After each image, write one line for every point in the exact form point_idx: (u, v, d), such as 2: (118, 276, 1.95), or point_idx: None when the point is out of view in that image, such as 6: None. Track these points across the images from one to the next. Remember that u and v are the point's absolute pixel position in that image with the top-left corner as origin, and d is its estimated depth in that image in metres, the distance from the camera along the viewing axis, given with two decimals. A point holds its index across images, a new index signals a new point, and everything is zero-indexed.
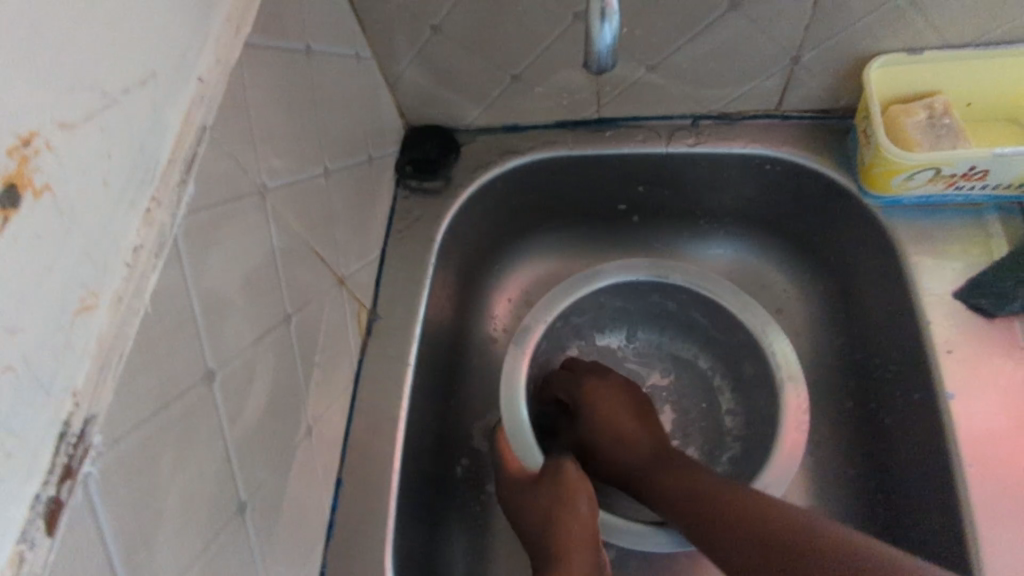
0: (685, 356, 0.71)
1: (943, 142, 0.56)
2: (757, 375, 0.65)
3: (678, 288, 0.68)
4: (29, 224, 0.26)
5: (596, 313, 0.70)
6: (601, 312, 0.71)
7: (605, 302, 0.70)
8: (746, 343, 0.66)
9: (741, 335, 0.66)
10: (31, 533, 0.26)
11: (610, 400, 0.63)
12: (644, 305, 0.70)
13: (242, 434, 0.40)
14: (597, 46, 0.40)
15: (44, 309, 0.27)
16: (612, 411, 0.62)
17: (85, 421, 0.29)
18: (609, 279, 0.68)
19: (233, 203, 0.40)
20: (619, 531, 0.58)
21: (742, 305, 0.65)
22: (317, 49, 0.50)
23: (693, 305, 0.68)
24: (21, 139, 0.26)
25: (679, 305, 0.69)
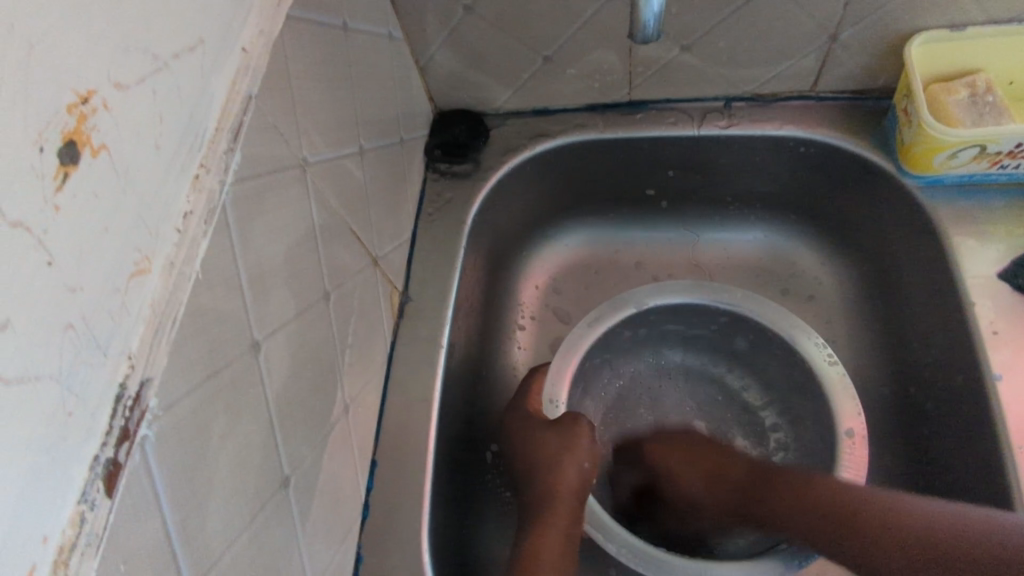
0: (719, 371, 0.70)
1: (986, 120, 0.54)
2: (802, 387, 0.63)
3: (725, 311, 0.66)
4: (88, 183, 0.26)
5: (637, 333, 0.69)
6: (641, 334, 0.69)
7: (650, 324, 0.68)
8: (795, 364, 0.63)
9: (789, 359, 0.64)
10: (91, 494, 0.26)
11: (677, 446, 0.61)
12: (687, 326, 0.68)
13: (284, 407, 0.40)
14: (643, 17, 0.39)
15: (101, 269, 0.27)
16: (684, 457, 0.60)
17: (141, 384, 0.28)
18: (660, 300, 0.65)
19: (276, 174, 0.40)
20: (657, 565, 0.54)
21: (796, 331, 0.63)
22: (354, 25, 0.50)
23: (737, 329, 0.66)
24: (80, 96, 0.26)
25: (724, 329, 0.67)
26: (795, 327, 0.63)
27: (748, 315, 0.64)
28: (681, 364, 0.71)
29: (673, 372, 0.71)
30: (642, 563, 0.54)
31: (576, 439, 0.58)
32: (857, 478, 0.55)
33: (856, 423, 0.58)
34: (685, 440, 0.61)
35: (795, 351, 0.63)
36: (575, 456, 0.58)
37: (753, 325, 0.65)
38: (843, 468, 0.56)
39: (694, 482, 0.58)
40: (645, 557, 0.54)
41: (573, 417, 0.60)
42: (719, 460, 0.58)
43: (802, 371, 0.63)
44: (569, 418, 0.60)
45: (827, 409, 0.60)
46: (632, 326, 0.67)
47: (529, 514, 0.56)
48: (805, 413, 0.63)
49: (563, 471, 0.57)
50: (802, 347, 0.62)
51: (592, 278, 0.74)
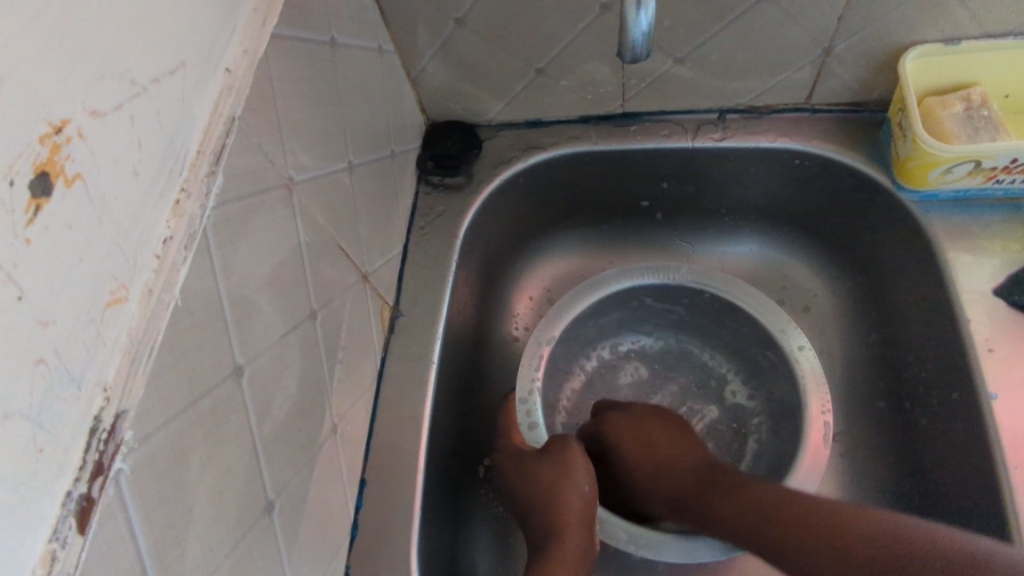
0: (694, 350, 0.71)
1: (982, 134, 0.54)
2: (770, 361, 0.64)
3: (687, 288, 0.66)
4: (61, 214, 0.26)
5: (603, 322, 0.69)
6: (608, 323, 0.70)
7: (618, 306, 0.68)
8: (763, 343, 0.64)
9: (758, 338, 0.64)
10: (63, 531, 0.25)
11: (636, 425, 0.62)
12: (656, 305, 0.69)
13: (269, 430, 0.40)
14: (631, 36, 0.39)
15: (76, 301, 0.26)
16: (638, 441, 0.61)
17: (117, 416, 0.28)
18: (625, 282, 0.66)
19: (260, 195, 0.39)
20: (643, 542, 0.56)
21: (767, 314, 0.63)
22: (342, 41, 0.49)
23: (705, 304, 0.67)
24: (53, 126, 0.25)
25: (690, 307, 0.68)
26: (755, 301, 0.63)
27: (703, 291, 0.65)
28: (656, 348, 0.72)
29: (648, 356, 0.72)
30: (631, 543, 0.56)
31: (572, 463, 0.58)
32: (816, 463, 0.56)
33: (821, 400, 0.59)
34: (650, 427, 0.62)
35: (765, 333, 0.63)
36: (574, 481, 0.56)
37: (716, 301, 0.65)
38: (804, 444, 0.57)
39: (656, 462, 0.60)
40: (635, 538, 0.56)
41: (563, 439, 0.59)
42: (674, 458, 0.60)
43: (770, 351, 0.64)
44: (559, 441, 0.59)
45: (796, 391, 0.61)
46: (595, 314, 0.67)
47: (537, 546, 0.55)
48: (777, 392, 0.64)
49: (571, 484, 0.56)
50: (767, 322, 0.63)
51: None
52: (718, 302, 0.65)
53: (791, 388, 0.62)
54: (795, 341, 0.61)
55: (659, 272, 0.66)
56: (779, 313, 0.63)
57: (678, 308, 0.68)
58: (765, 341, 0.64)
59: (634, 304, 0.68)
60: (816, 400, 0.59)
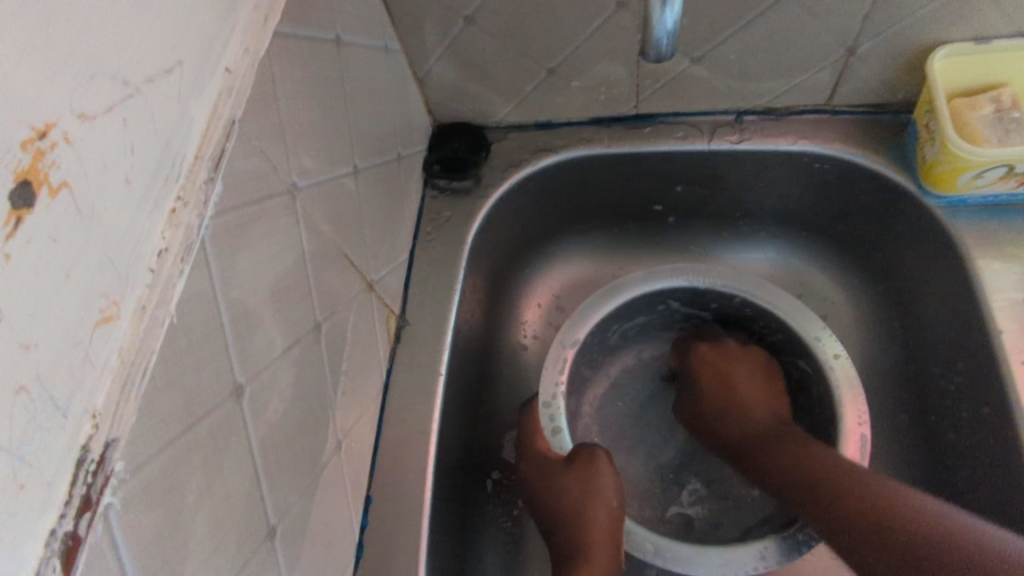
0: None
1: (1014, 137, 0.52)
2: (803, 368, 0.62)
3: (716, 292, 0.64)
4: (45, 226, 0.23)
5: (626, 326, 0.67)
6: (631, 326, 0.67)
7: (642, 311, 0.66)
8: (795, 349, 0.62)
9: (790, 343, 0.62)
10: (46, 574, 0.23)
11: (722, 360, 0.63)
12: (682, 310, 0.66)
13: (271, 452, 0.38)
14: (656, 33, 0.36)
15: (61, 322, 0.24)
16: (719, 377, 0.63)
17: (106, 446, 0.26)
18: (650, 286, 0.63)
19: (262, 203, 0.37)
20: (668, 556, 0.55)
21: (802, 319, 0.61)
22: (347, 39, 0.47)
23: (735, 308, 0.65)
24: (37, 130, 0.23)
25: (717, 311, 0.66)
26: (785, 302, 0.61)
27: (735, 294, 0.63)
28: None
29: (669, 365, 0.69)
30: (655, 556, 0.55)
31: (596, 473, 0.57)
32: None
33: (858, 410, 0.56)
34: (732, 368, 0.63)
35: (797, 340, 0.61)
36: (601, 493, 0.56)
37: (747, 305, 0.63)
38: None
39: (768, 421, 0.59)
40: (659, 550, 0.55)
41: (589, 448, 0.58)
42: (754, 410, 0.60)
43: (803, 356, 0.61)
44: (585, 451, 0.58)
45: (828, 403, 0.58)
46: (619, 318, 0.65)
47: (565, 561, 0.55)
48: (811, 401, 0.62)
49: (597, 493, 0.56)
50: (799, 326, 0.61)
51: None
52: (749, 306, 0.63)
53: (825, 397, 0.59)
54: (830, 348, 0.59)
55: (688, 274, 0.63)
56: (813, 316, 0.61)
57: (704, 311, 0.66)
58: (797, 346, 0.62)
59: (659, 307, 0.66)
60: (850, 410, 0.57)
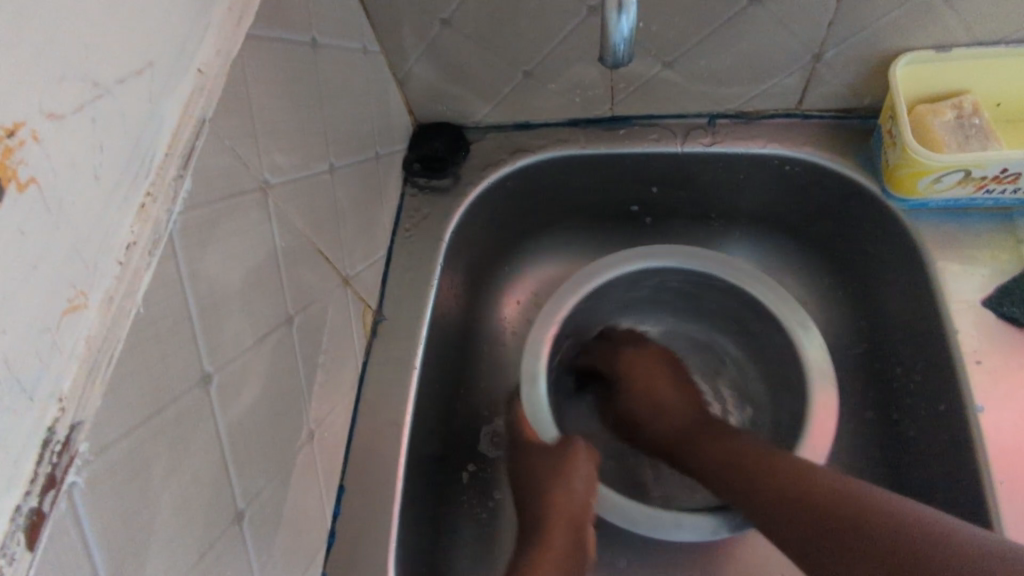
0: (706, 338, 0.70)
1: (972, 143, 0.53)
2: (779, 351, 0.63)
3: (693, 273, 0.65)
4: (14, 219, 0.25)
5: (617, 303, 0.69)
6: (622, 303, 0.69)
7: (627, 288, 0.66)
8: (776, 335, 0.62)
9: (770, 328, 0.63)
10: (11, 547, 0.25)
11: (644, 373, 0.63)
12: (665, 288, 0.67)
13: (240, 439, 0.39)
14: (613, 41, 0.38)
15: (28, 310, 0.26)
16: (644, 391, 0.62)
17: (71, 428, 0.27)
18: (632, 267, 0.64)
19: (232, 199, 0.38)
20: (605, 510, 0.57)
21: (778, 302, 0.61)
22: (323, 41, 0.49)
23: (709, 289, 0.65)
24: (6, 129, 0.24)
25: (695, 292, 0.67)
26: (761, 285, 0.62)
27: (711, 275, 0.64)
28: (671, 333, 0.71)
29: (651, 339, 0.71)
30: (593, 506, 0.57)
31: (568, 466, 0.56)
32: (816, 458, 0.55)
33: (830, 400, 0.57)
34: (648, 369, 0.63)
35: (784, 334, 0.61)
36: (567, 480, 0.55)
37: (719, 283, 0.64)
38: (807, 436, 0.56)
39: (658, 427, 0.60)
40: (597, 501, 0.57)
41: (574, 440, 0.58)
42: (664, 404, 0.61)
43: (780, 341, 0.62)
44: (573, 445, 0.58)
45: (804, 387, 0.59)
46: (600, 296, 0.66)
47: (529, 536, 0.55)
48: (786, 383, 0.62)
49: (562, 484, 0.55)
50: (781, 315, 0.61)
51: None
52: (724, 286, 0.64)
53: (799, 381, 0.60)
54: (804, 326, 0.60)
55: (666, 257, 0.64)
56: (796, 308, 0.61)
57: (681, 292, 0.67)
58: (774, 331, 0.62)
59: (635, 288, 0.67)
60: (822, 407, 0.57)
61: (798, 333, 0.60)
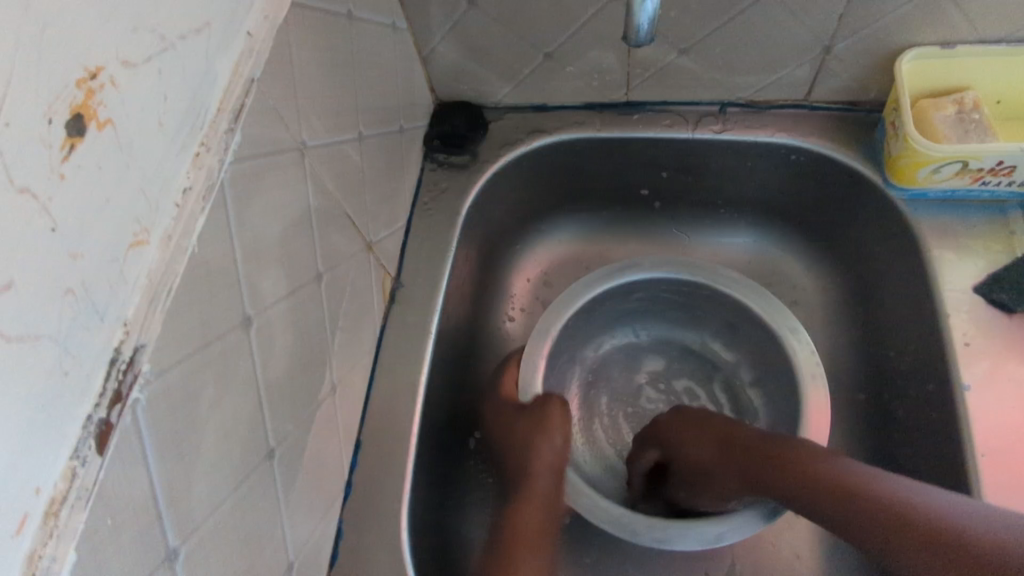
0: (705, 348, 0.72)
1: (971, 137, 0.56)
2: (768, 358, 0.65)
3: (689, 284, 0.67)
4: (93, 155, 0.27)
5: (618, 309, 0.71)
6: (622, 309, 0.71)
7: (619, 300, 0.69)
8: (767, 344, 0.65)
9: (758, 333, 0.65)
10: (83, 451, 0.27)
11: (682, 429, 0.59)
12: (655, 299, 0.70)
13: (273, 382, 0.41)
14: (637, 20, 0.40)
15: (102, 239, 0.28)
16: (697, 430, 0.59)
17: (135, 349, 0.30)
18: (636, 274, 0.67)
19: (274, 156, 0.41)
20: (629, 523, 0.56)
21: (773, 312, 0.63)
22: (358, 15, 0.51)
23: (714, 303, 0.67)
24: (89, 72, 0.27)
25: (697, 304, 0.69)
26: (741, 285, 0.65)
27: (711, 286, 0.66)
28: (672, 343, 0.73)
29: (647, 346, 0.73)
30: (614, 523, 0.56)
31: (547, 417, 0.60)
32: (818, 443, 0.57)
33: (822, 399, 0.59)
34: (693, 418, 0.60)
35: (769, 335, 0.64)
36: (548, 433, 0.60)
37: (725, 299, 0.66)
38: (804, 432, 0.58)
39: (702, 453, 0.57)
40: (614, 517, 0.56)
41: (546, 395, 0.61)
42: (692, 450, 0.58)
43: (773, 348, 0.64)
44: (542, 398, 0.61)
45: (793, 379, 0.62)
46: (592, 310, 0.68)
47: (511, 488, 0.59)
48: (776, 379, 0.65)
49: (544, 441, 0.59)
50: (772, 322, 0.64)
51: (581, 274, 0.75)
52: (730, 302, 0.66)
53: (787, 380, 0.63)
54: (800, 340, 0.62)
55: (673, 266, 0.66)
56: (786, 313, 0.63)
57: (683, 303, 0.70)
58: (767, 338, 0.64)
59: (643, 294, 0.69)
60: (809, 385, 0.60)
61: (788, 335, 0.63)
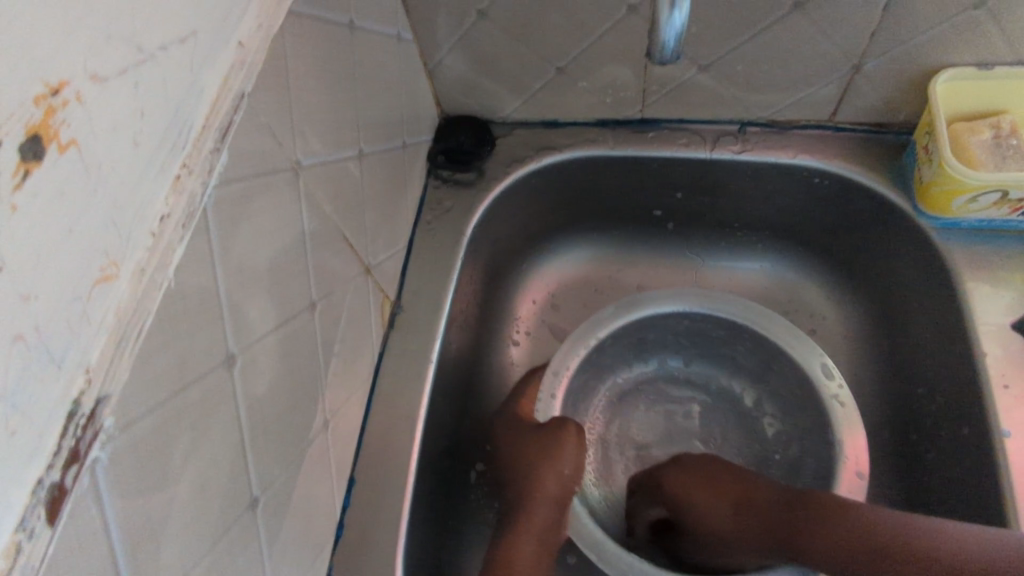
0: (732, 386, 0.68)
1: (1010, 164, 0.52)
2: (804, 407, 0.61)
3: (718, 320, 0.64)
4: (52, 181, 0.24)
5: (641, 340, 0.67)
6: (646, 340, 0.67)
7: (644, 331, 0.66)
8: (797, 383, 0.61)
9: (783, 369, 0.62)
10: (31, 521, 0.24)
11: (699, 477, 0.57)
12: (684, 332, 0.66)
13: (259, 423, 0.38)
14: (663, 36, 0.37)
15: (62, 277, 0.25)
16: (717, 499, 0.55)
17: (97, 401, 0.26)
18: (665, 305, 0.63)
19: (266, 177, 0.38)
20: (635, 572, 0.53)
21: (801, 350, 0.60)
22: (361, 25, 0.48)
23: (745, 342, 0.64)
24: (50, 87, 0.23)
25: (730, 341, 0.65)
26: (775, 323, 0.61)
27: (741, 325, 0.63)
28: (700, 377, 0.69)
29: (677, 382, 0.70)
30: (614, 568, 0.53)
31: (557, 451, 0.57)
32: (857, 485, 0.54)
33: (858, 443, 0.55)
34: (703, 473, 0.57)
35: (800, 372, 0.60)
36: (557, 463, 0.57)
37: (757, 338, 0.62)
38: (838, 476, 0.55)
39: (723, 521, 0.54)
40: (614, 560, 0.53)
41: (563, 426, 0.58)
42: (709, 517, 0.55)
43: (803, 386, 0.60)
44: (558, 426, 0.59)
45: (825, 421, 0.58)
46: (615, 339, 0.65)
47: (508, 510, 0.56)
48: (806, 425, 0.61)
49: (554, 465, 0.56)
50: (792, 352, 0.61)
51: (590, 297, 0.72)
52: (764, 344, 0.62)
53: (820, 426, 0.59)
54: (833, 377, 0.59)
55: (704, 300, 0.63)
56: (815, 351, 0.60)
57: (713, 338, 0.66)
58: (799, 379, 0.61)
59: (672, 327, 0.66)
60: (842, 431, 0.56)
61: (809, 364, 0.60)
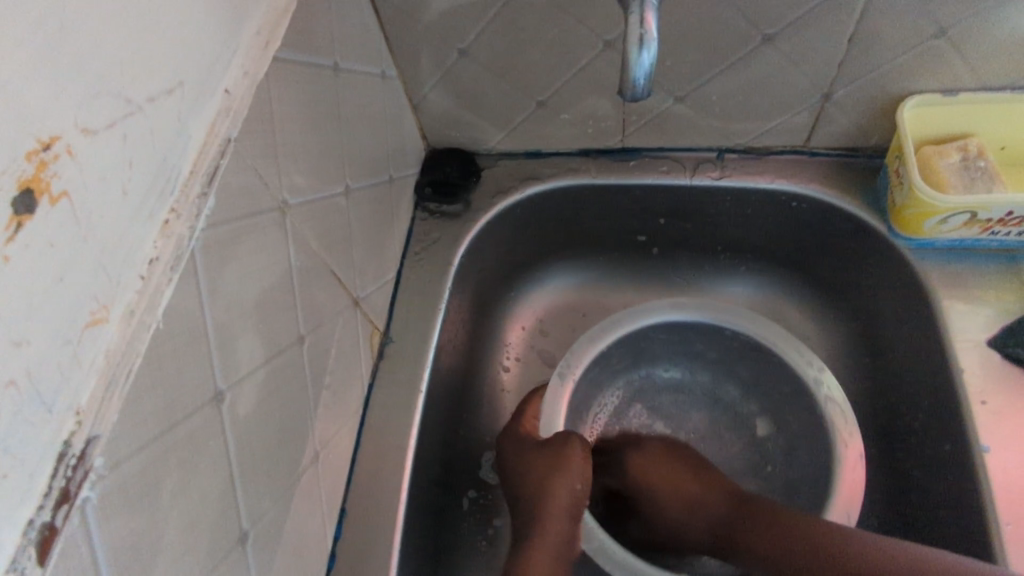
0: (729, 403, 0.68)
1: (978, 185, 0.54)
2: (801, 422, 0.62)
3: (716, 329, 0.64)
4: (44, 232, 0.25)
5: (640, 351, 0.67)
6: (644, 351, 0.67)
7: (640, 344, 0.66)
8: (790, 386, 0.62)
9: (773, 371, 0.63)
10: (21, 562, 0.24)
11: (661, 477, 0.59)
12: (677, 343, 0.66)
13: (249, 457, 0.39)
14: (633, 75, 0.38)
15: (53, 322, 0.26)
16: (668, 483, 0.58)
17: (88, 441, 0.27)
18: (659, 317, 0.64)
19: (253, 218, 0.39)
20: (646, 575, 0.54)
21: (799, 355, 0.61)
22: (345, 66, 0.50)
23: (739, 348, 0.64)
24: (42, 142, 0.25)
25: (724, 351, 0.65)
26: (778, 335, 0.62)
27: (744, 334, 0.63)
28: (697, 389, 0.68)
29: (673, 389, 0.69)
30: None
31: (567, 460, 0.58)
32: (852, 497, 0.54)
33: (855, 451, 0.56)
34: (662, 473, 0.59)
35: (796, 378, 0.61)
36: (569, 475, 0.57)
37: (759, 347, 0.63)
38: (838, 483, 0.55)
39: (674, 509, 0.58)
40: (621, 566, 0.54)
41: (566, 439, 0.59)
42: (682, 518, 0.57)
43: (797, 392, 0.61)
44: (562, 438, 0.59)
45: (822, 423, 0.59)
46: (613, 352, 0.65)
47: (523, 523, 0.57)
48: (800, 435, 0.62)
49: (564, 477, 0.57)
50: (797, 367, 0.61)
51: (578, 322, 0.73)
52: (765, 355, 0.63)
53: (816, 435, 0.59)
54: (814, 370, 0.60)
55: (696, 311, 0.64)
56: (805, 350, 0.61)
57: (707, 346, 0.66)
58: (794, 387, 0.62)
59: (668, 339, 0.66)
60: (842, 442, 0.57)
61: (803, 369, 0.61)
